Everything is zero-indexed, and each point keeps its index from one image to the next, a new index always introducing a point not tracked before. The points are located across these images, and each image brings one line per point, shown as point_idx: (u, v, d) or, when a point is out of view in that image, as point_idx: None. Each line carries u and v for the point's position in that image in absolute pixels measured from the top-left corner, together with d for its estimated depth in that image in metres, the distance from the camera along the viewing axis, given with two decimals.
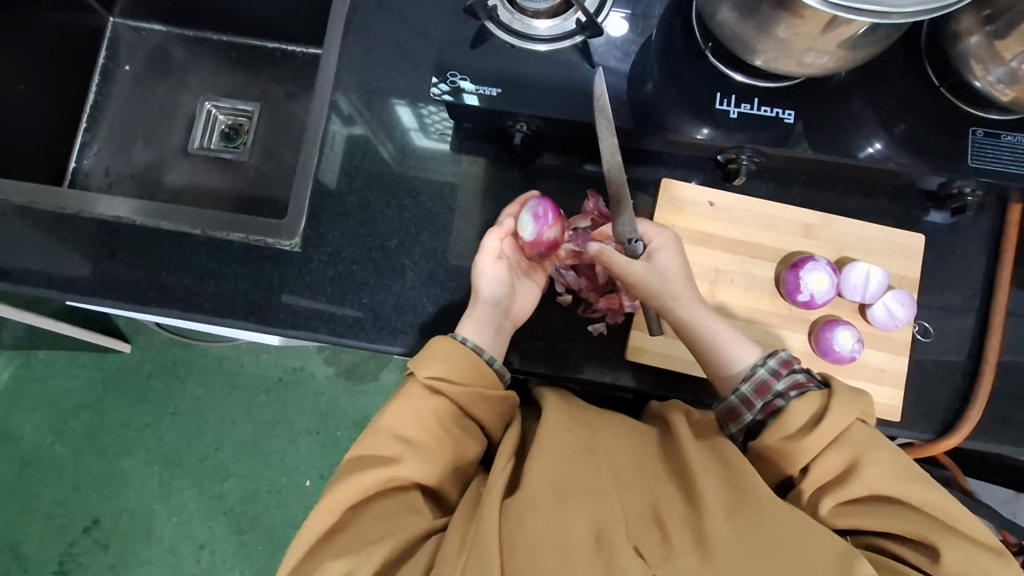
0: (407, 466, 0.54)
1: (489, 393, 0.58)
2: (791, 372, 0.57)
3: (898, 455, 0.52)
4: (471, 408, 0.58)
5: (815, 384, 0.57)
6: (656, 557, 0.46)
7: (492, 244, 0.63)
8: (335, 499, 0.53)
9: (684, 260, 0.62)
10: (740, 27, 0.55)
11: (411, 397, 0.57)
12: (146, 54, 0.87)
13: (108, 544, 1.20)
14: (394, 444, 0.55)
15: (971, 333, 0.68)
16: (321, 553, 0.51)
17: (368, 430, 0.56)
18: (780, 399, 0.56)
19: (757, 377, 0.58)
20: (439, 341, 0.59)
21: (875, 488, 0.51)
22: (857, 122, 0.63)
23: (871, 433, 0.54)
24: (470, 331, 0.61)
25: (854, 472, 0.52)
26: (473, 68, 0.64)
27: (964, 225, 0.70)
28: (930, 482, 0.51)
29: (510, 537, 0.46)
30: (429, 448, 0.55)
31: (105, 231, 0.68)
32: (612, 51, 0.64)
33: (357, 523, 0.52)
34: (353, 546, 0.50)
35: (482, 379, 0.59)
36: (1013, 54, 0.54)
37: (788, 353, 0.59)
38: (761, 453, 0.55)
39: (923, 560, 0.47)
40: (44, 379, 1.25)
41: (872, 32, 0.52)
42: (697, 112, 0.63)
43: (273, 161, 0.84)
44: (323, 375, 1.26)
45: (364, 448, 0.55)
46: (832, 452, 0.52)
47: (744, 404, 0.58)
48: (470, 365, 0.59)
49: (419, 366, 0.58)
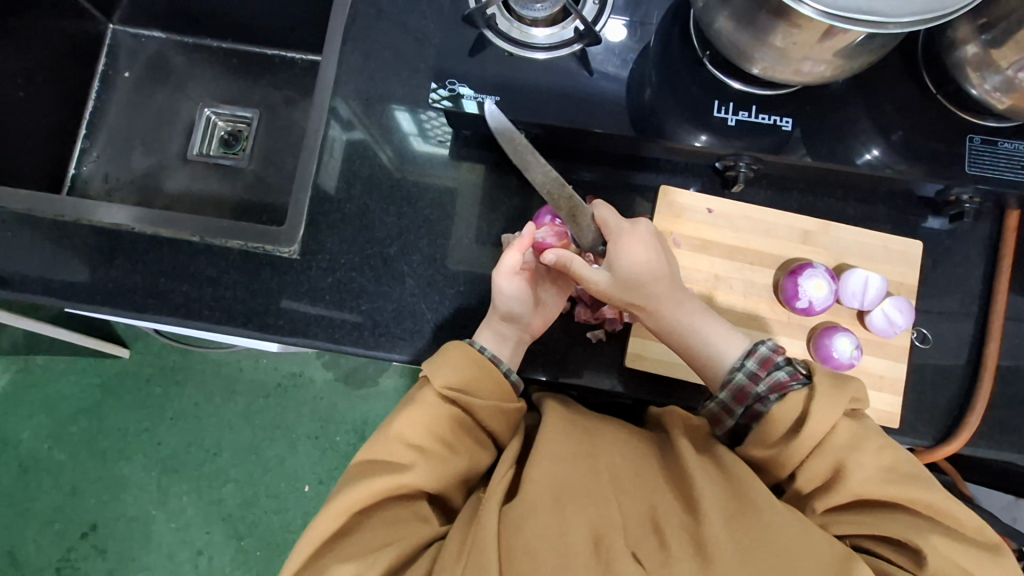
0: (419, 474, 0.53)
1: (505, 406, 0.58)
2: (771, 373, 0.57)
3: (885, 454, 0.51)
4: (485, 421, 0.58)
5: (798, 381, 0.55)
6: (654, 563, 0.45)
7: (510, 260, 0.60)
8: (343, 502, 0.52)
9: (654, 255, 0.59)
10: (737, 36, 0.55)
11: (426, 406, 0.56)
12: (145, 60, 0.87)
13: (106, 550, 1.20)
14: (406, 452, 0.54)
15: (969, 338, 0.68)
16: (326, 558, 0.50)
17: (379, 435, 0.56)
18: (760, 404, 0.56)
19: (735, 385, 0.58)
20: (459, 349, 0.58)
21: (861, 493, 0.50)
22: (855, 129, 0.63)
23: (858, 430, 0.52)
24: (489, 340, 0.62)
25: (840, 475, 0.51)
26: (473, 75, 0.64)
27: (961, 231, 0.70)
28: (917, 480, 0.50)
29: (508, 543, 0.46)
30: (440, 458, 0.55)
31: (105, 237, 0.68)
32: (610, 58, 0.64)
33: (363, 529, 0.52)
34: (359, 552, 0.50)
35: (498, 391, 0.59)
36: (1009, 62, 0.54)
37: (769, 347, 0.59)
38: (753, 460, 0.55)
39: (907, 562, 0.47)
40: (43, 384, 1.25)
41: (869, 42, 0.52)
42: (695, 120, 0.63)
43: (272, 167, 0.84)
44: (323, 380, 1.26)
45: (374, 452, 0.55)
46: (818, 456, 0.52)
47: (724, 410, 0.60)
48: (487, 376, 0.58)
49: (436, 374, 0.57)
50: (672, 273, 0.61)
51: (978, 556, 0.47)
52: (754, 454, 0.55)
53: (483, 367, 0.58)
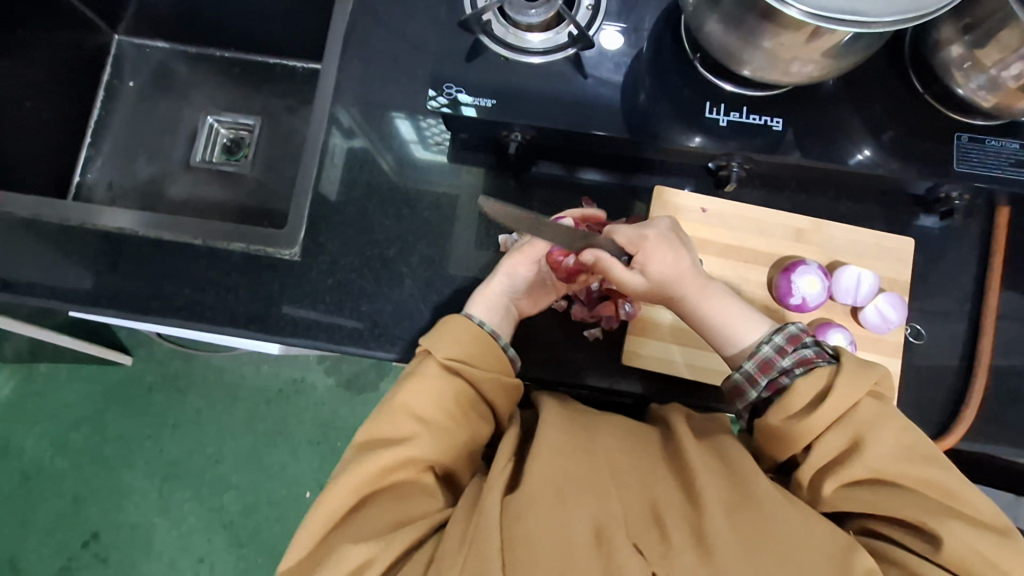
0: (422, 446, 0.55)
1: (506, 379, 0.59)
2: (797, 349, 0.57)
3: (905, 434, 0.52)
4: (489, 396, 0.59)
5: (824, 359, 0.56)
6: (655, 555, 0.46)
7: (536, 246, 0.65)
8: (352, 482, 0.53)
9: (677, 252, 0.59)
10: (725, 38, 0.56)
11: (430, 379, 0.57)
12: (149, 71, 0.89)
13: (107, 558, 1.20)
14: (411, 425, 0.55)
15: (963, 335, 0.69)
16: (337, 537, 0.52)
17: (383, 409, 0.56)
18: (784, 376, 0.56)
19: (762, 355, 0.58)
20: (458, 322, 0.59)
21: (877, 469, 0.51)
22: (845, 129, 0.64)
23: (880, 411, 0.53)
24: (483, 314, 0.62)
25: (858, 450, 0.52)
26: (470, 82, 0.65)
27: (954, 229, 0.71)
28: (933, 462, 0.51)
29: (510, 533, 0.47)
30: (444, 430, 0.56)
31: (108, 242, 0.70)
32: (604, 62, 0.66)
33: (374, 507, 0.53)
34: (369, 532, 0.51)
35: (499, 365, 0.60)
36: (993, 61, 0.55)
37: (799, 327, 0.59)
38: (769, 430, 0.55)
39: (923, 546, 0.48)
40: (46, 393, 1.26)
41: (856, 42, 0.53)
42: (687, 122, 0.64)
43: (273, 174, 0.85)
44: (323, 385, 1.26)
45: (380, 429, 0.55)
46: (837, 430, 0.52)
47: (748, 381, 0.58)
48: (488, 349, 0.59)
49: (438, 348, 0.58)
50: (694, 264, 0.61)
51: (993, 539, 0.48)
52: (770, 421, 0.54)
53: (485, 342, 0.59)
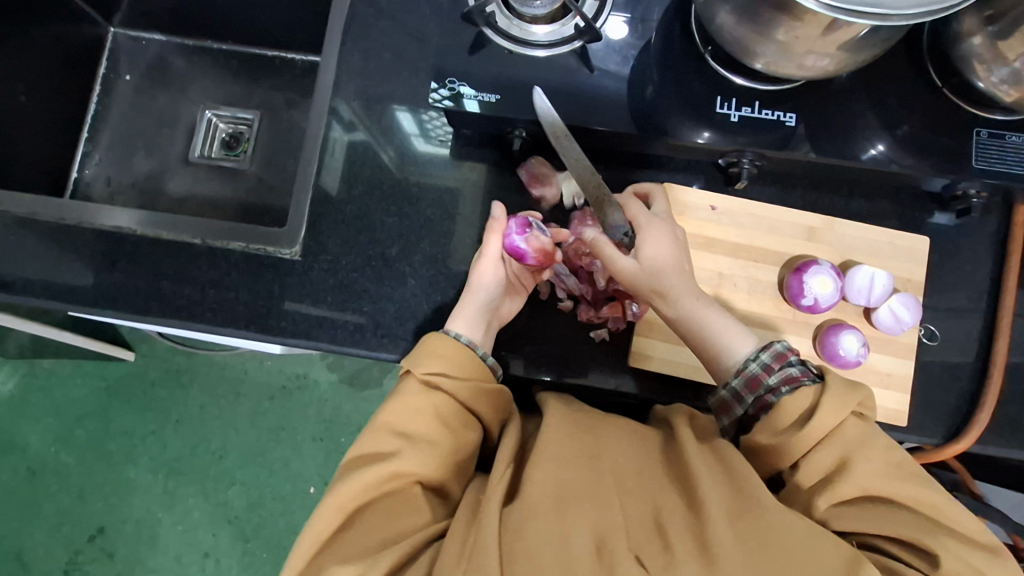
0: (408, 460, 0.54)
1: (487, 385, 0.59)
2: (784, 366, 0.56)
3: (892, 453, 0.51)
4: (472, 403, 0.58)
5: (810, 378, 0.55)
6: (657, 566, 0.45)
7: (494, 245, 0.63)
8: (338, 501, 0.52)
9: (672, 246, 0.60)
10: (739, 31, 0.54)
11: (411, 395, 0.57)
12: (146, 64, 0.87)
13: (113, 553, 1.20)
14: (392, 441, 0.55)
15: (977, 335, 0.68)
16: (326, 557, 0.51)
17: (368, 428, 0.57)
18: (771, 395, 0.55)
19: (748, 372, 0.57)
20: (434, 339, 0.59)
21: (867, 487, 0.50)
22: (860, 124, 0.62)
23: (865, 429, 0.52)
24: (462, 327, 0.61)
25: (846, 470, 0.51)
26: (473, 75, 0.63)
27: (969, 226, 0.70)
28: (922, 480, 0.51)
29: (510, 548, 0.46)
30: (429, 443, 0.56)
31: (107, 241, 0.68)
32: (611, 55, 0.64)
33: (363, 525, 0.53)
34: (359, 552, 0.50)
35: (480, 372, 0.60)
36: (1016, 54, 0.53)
37: (784, 346, 0.58)
38: (759, 449, 0.54)
39: (921, 562, 0.47)
40: (49, 388, 1.25)
41: (873, 34, 0.51)
42: (697, 117, 0.63)
43: (274, 170, 0.84)
44: (327, 381, 1.26)
45: (364, 447, 0.55)
46: (825, 448, 0.52)
47: (734, 398, 0.58)
48: (469, 359, 0.59)
49: (418, 363, 0.58)
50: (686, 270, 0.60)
51: (984, 555, 0.47)
52: (762, 443, 0.54)
53: (463, 352, 0.59)
